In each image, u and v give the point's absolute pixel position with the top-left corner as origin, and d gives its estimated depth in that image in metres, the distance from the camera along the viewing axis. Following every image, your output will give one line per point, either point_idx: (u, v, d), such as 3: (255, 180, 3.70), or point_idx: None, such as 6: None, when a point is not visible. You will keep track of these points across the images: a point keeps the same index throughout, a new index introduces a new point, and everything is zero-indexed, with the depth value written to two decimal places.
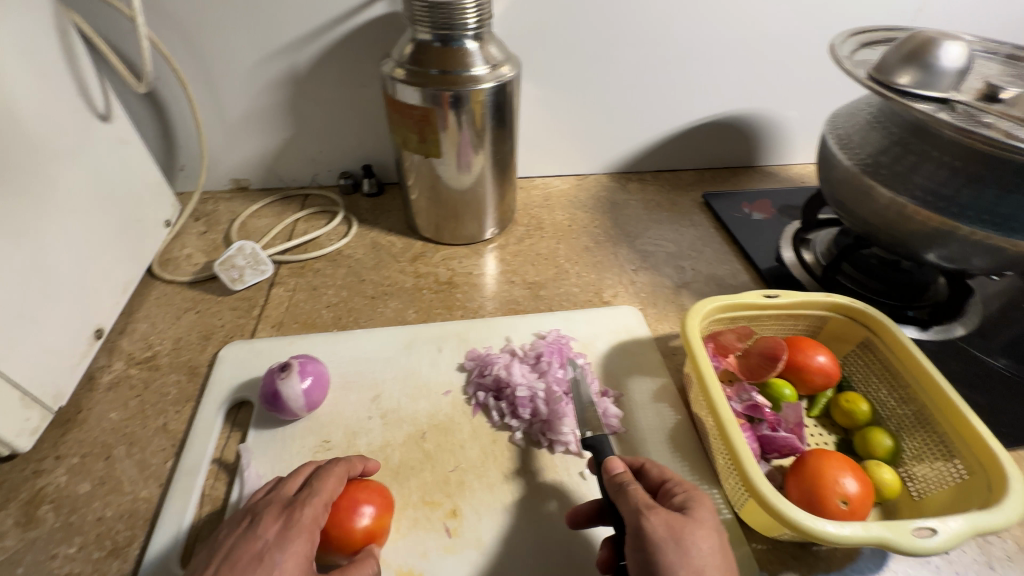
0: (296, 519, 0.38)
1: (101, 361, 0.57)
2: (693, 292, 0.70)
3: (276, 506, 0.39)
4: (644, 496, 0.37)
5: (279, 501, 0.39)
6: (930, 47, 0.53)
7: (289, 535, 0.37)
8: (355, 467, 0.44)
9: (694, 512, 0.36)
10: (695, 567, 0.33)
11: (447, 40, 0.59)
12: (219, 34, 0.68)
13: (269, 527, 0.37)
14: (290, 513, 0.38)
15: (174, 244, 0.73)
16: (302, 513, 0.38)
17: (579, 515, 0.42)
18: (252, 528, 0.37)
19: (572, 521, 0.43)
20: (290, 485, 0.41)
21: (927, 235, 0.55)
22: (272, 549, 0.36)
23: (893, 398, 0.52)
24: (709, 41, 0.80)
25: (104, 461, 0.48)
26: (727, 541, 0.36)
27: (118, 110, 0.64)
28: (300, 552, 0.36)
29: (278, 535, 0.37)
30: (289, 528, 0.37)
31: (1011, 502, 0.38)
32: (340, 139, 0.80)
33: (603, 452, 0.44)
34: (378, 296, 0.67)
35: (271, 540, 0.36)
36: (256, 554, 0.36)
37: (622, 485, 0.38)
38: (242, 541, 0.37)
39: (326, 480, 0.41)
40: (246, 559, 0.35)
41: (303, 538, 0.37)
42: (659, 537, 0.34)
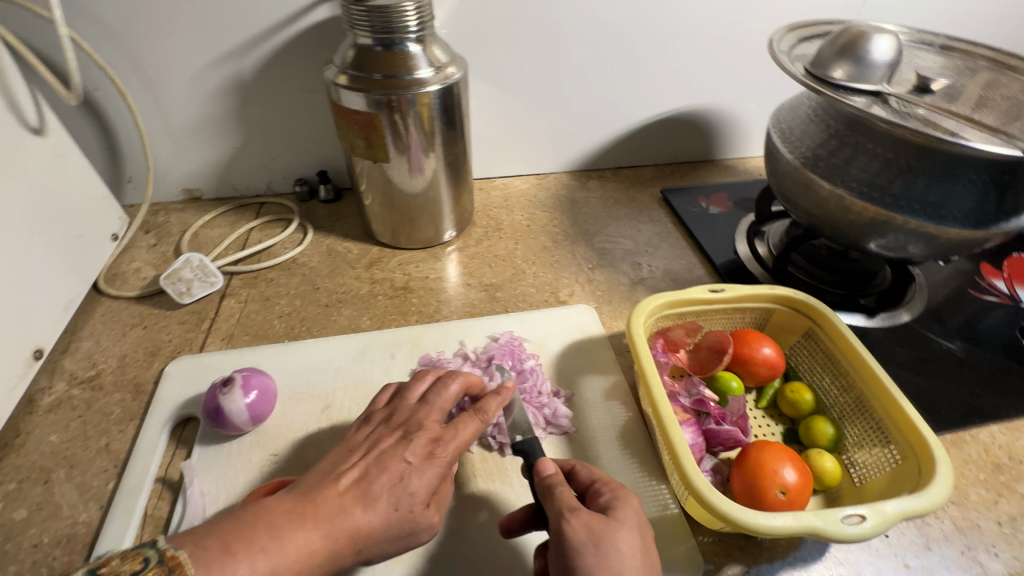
0: (440, 455, 0.41)
1: (42, 382, 0.56)
2: (649, 288, 0.70)
3: (424, 436, 0.41)
4: (569, 498, 0.37)
5: (430, 428, 0.42)
6: (862, 41, 0.54)
7: (430, 464, 0.40)
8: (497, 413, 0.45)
9: (617, 513, 0.37)
10: (613, 568, 0.34)
11: (388, 44, 0.58)
12: (158, 42, 0.66)
13: (415, 454, 0.40)
14: (435, 446, 0.41)
15: (123, 259, 0.71)
16: (446, 450, 0.41)
17: (512, 523, 0.42)
18: (403, 445, 0.40)
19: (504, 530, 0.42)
20: (438, 409, 0.44)
21: (865, 226, 0.56)
22: (412, 474, 0.39)
23: (836, 386, 0.53)
24: (661, 37, 0.80)
25: (41, 486, 0.47)
26: (649, 539, 0.37)
27: (53, 122, 0.62)
28: (431, 482, 0.40)
29: (420, 463, 0.40)
30: (430, 460, 0.40)
31: (939, 485, 0.40)
32: (293, 145, 0.79)
33: (534, 454, 0.44)
34: (332, 304, 0.66)
35: (413, 466, 0.39)
36: (401, 473, 0.39)
37: (549, 487, 0.39)
38: (392, 453, 0.40)
39: (470, 425, 0.43)
40: (390, 475, 0.39)
41: (437, 472, 0.40)
42: (580, 540, 0.35)
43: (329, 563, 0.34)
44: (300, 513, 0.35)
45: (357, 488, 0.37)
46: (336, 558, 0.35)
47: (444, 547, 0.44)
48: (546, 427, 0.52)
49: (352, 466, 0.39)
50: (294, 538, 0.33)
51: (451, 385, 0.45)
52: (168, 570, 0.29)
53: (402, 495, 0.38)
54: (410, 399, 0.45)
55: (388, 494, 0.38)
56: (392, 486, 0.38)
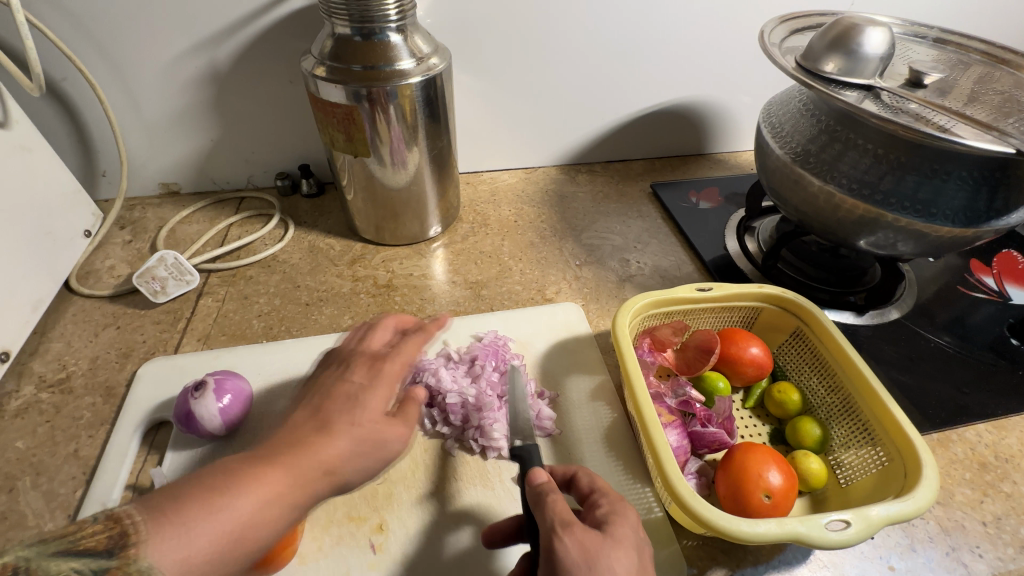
0: (384, 370, 0.40)
1: (9, 386, 0.54)
2: (637, 285, 0.69)
3: (364, 361, 0.41)
4: (562, 512, 0.36)
5: (368, 355, 0.42)
6: (855, 33, 0.52)
7: (377, 379, 0.39)
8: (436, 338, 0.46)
9: (614, 530, 0.35)
10: None
11: (368, 34, 0.56)
12: (129, 30, 0.64)
13: (358, 374, 0.40)
14: (375, 366, 0.41)
15: (96, 256, 0.69)
16: (387, 366, 0.41)
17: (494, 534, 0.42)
18: (342, 373, 0.40)
19: (487, 540, 0.42)
20: (372, 342, 0.45)
21: (855, 223, 0.55)
22: (361, 391, 0.38)
23: (823, 386, 0.52)
24: (650, 26, 0.78)
25: (6, 494, 0.45)
26: (646, 558, 0.35)
27: (17, 114, 0.59)
28: (385, 396, 0.38)
29: (367, 381, 0.39)
30: (376, 375, 0.39)
31: (924, 488, 0.39)
32: (272, 139, 0.76)
33: (530, 461, 0.42)
34: (313, 303, 0.64)
35: (361, 384, 0.38)
36: (349, 392, 0.37)
37: (541, 499, 0.37)
38: (335, 382, 0.39)
39: (409, 346, 0.43)
40: (341, 394, 0.37)
41: (386, 386, 0.39)
42: (573, 561, 0.33)
43: (300, 494, 0.30)
44: (253, 458, 0.31)
45: (313, 415, 0.35)
46: (309, 487, 0.31)
47: (425, 551, 0.43)
48: None
49: (303, 404, 0.37)
50: (249, 481, 0.29)
51: (379, 323, 0.47)
52: (113, 539, 0.26)
53: (358, 410, 0.36)
54: (345, 345, 0.45)
55: (342, 413, 0.35)
56: (343, 405, 0.36)
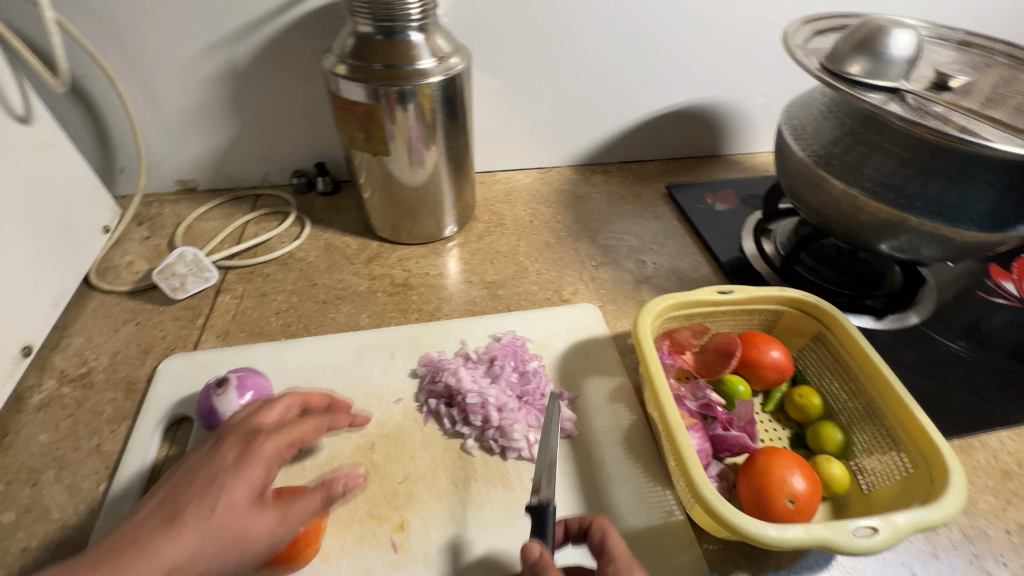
0: (258, 449, 0.38)
1: (31, 380, 0.54)
2: (654, 286, 0.69)
3: (242, 433, 0.39)
4: None
5: (251, 426, 0.40)
6: (880, 35, 0.52)
7: (247, 461, 0.37)
8: (343, 422, 0.46)
9: None
10: None
11: (390, 33, 0.56)
12: (148, 27, 0.64)
13: (229, 453, 0.37)
14: (251, 442, 0.38)
15: (115, 251, 0.70)
16: (263, 445, 0.38)
17: None
18: (212, 451, 0.38)
19: None
20: (264, 414, 0.41)
21: (878, 227, 0.55)
22: (225, 474, 0.36)
23: (845, 391, 0.52)
24: (668, 25, 0.78)
25: (30, 488, 0.46)
26: None
27: (39, 110, 0.59)
28: (254, 481, 0.36)
29: (234, 463, 0.37)
30: (246, 455, 0.37)
31: (952, 496, 0.39)
32: (288, 136, 0.77)
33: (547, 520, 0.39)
34: (330, 301, 0.64)
35: (227, 465, 0.36)
36: (211, 475, 0.36)
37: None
38: (200, 462, 0.37)
39: (305, 423, 0.42)
40: (201, 479, 0.35)
41: (258, 469, 0.37)
42: None
43: None
44: (86, 561, 0.30)
45: (166, 505, 0.34)
46: None
47: (447, 551, 0.43)
48: None
49: (163, 486, 0.36)
50: None
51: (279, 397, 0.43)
52: None
53: (215, 500, 0.34)
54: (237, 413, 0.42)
55: (194, 501, 0.34)
56: (198, 491, 0.35)
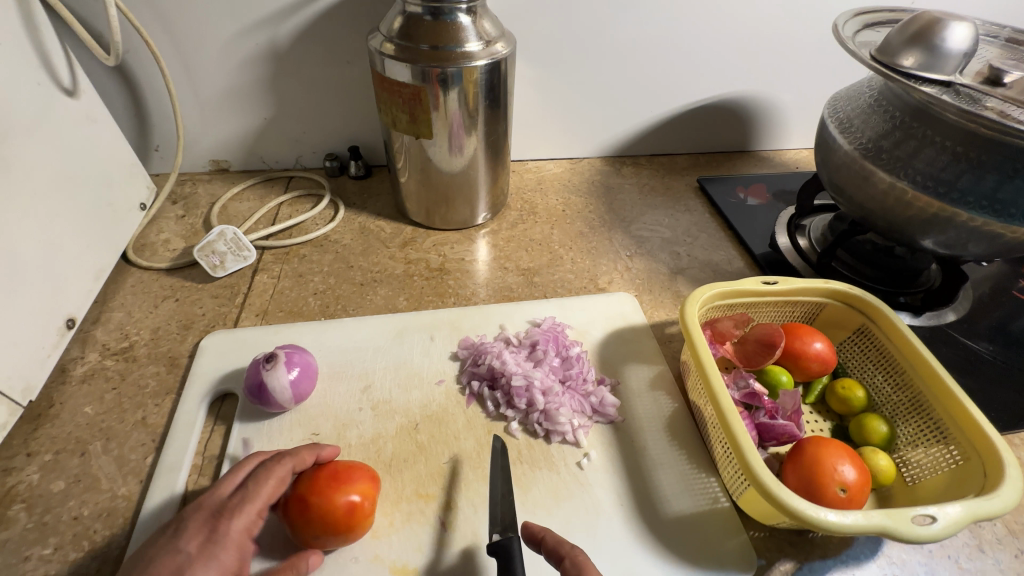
0: (222, 533, 0.37)
1: (74, 352, 0.54)
2: (689, 278, 0.69)
3: (204, 514, 0.38)
4: None
5: (209, 505, 0.38)
6: (936, 28, 0.52)
7: (215, 550, 0.36)
8: (306, 464, 0.42)
9: None
10: None
11: (438, 13, 0.56)
12: (192, 5, 0.64)
13: (192, 539, 0.37)
14: (216, 525, 0.37)
15: (150, 229, 0.70)
16: (229, 528, 0.37)
17: None
18: (177, 537, 0.37)
19: None
20: (225, 487, 0.40)
21: (924, 222, 0.55)
22: (195, 565, 0.35)
23: (888, 384, 0.52)
24: (708, 16, 0.77)
25: (79, 457, 0.46)
26: None
27: (84, 84, 0.59)
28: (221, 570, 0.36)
29: (200, 551, 0.36)
30: (214, 542, 0.37)
31: (1009, 487, 0.39)
32: (324, 119, 0.76)
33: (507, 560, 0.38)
34: (367, 283, 0.65)
35: (194, 555, 0.36)
36: (180, 568, 0.35)
37: None
38: (164, 552, 0.36)
39: (267, 481, 0.40)
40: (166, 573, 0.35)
41: (229, 554, 0.37)
42: None
43: None
44: None
45: None
46: None
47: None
48: (592, 416, 0.51)
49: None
50: None
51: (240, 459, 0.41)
52: None
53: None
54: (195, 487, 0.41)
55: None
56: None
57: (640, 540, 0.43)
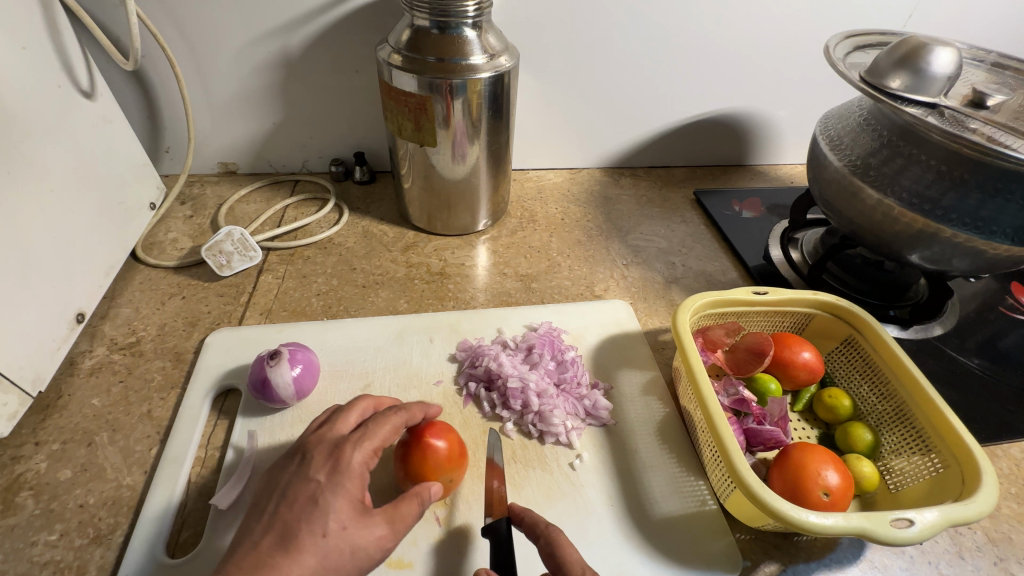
0: (346, 464, 0.39)
1: (82, 346, 0.56)
2: (683, 287, 0.71)
3: (325, 449, 0.40)
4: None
5: (331, 440, 0.41)
6: (922, 52, 0.54)
7: (342, 478, 0.38)
8: (417, 416, 0.45)
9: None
10: None
11: (445, 27, 0.58)
12: (208, 13, 0.66)
13: (319, 469, 0.39)
14: (339, 458, 0.39)
15: (159, 228, 0.71)
16: (351, 458, 0.39)
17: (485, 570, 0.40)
18: (304, 469, 0.39)
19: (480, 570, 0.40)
20: (344, 426, 0.42)
21: (911, 238, 0.57)
22: (324, 493, 0.37)
23: (874, 394, 0.54)
24: (707, 34, 0.79)
25: (85, 448, 0.47)
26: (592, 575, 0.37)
27: (101, 87, 0.61)
28: (351, 495, 0.37)
29: (329, 480, 0.38)
30: (340, 471, 0.38)
31: (984, 494, 0.40)
32: (331, 126, 0.79)
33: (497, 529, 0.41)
34: (369, 285, 0.66)
35: (323, 483, 0.38)
36: (311, 495, 0.37)
37: None
38: (295, 480, 0.38)
39: (384, 424, 0.42)
40: (301, 499, 0.37)
41: (353, 483, 0.38)
42: None
43: None
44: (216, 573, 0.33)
45: (275, 527, 0.36)
46: None
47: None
48: (585, 418, 0.52)
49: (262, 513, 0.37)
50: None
51: (352, 403, 0.44)
52: None
53: (322, 522, 0.35)
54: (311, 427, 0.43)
55: (303, 524, 0.35)
56: (302, 513, 0.36)
57: (629, 538, 0.45)
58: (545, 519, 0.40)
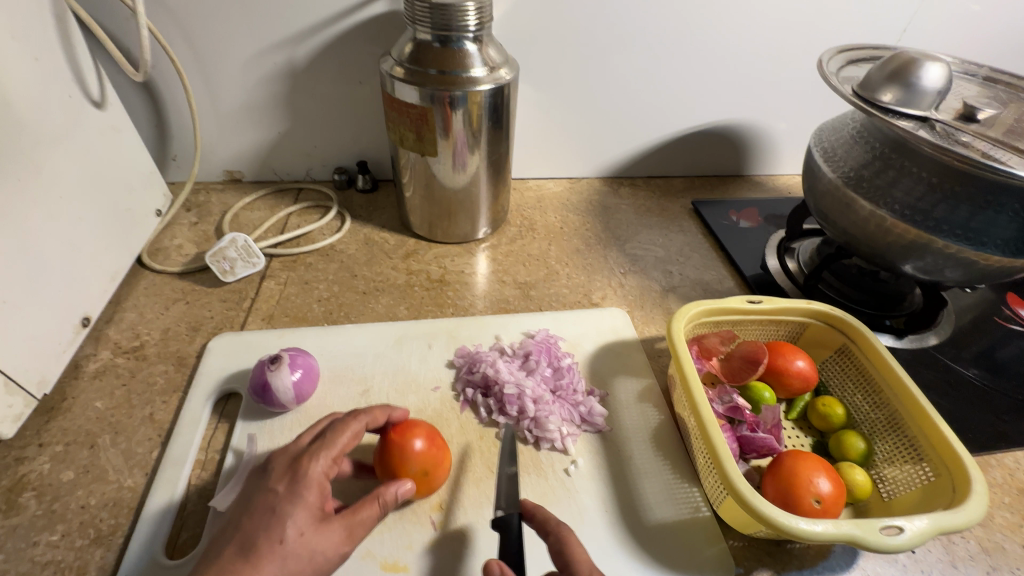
0: (303, 475, 0.38)
1: (87, 349, 0.57)
2: (680, 296, 0.71)
3: (285, 460, 0.40)
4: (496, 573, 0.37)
5: (292, 450, 0.41)
6: (913, 67, 0.55)
7: (300, 488, 0.38)
8: (378, 419, 0.45)
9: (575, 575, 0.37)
10: None
11: (447, 41, 0.59)
12: (217, 26, 0.68)
13: (279, 480, 0.39)
14: (297, 469, 0.39)
15: (164, 234, 0.73)
16: (309, 469, 0.39)
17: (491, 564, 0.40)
18: (265, 479, 0.39)
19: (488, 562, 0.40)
20: (307, 437, 0.42)
21: (903, 248, 0.57)
22: (284, 503, 0.37)
23: (867, 403, 0.54)
24: (705, 48, 0.81)
25: (88, 450, 0.48)
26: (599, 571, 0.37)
27: (111, 97, 0.63)
28: (310, 505, 0.38)
29: (287, 491, 0.38)
30: (298, 481, 0.38)
31: (974, 502, 0.40)
32: (335, 135, 0.80)
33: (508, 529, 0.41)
34: (369, 292, 0.67)
35: (281, 494, 0.38)
36: (270, 505, 0.37)
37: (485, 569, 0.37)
38: (256, 492, 0.38)
39: (343, 432, 0.42)
40: (261, 510, 0.37)
41: (312, 493, 0.38)
42: None
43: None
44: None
45: (236, 536, 0.36)
46: None
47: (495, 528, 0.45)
48: (581, 424, 0.53)
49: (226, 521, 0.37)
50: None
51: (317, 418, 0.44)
52: None
53: (280, 531, 0.36)
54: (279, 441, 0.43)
55: (261, 533, 0.36)
56: (262, 523, 0.36)
57: (622, 544, 0.45)
58: (555, 516, 0.41)
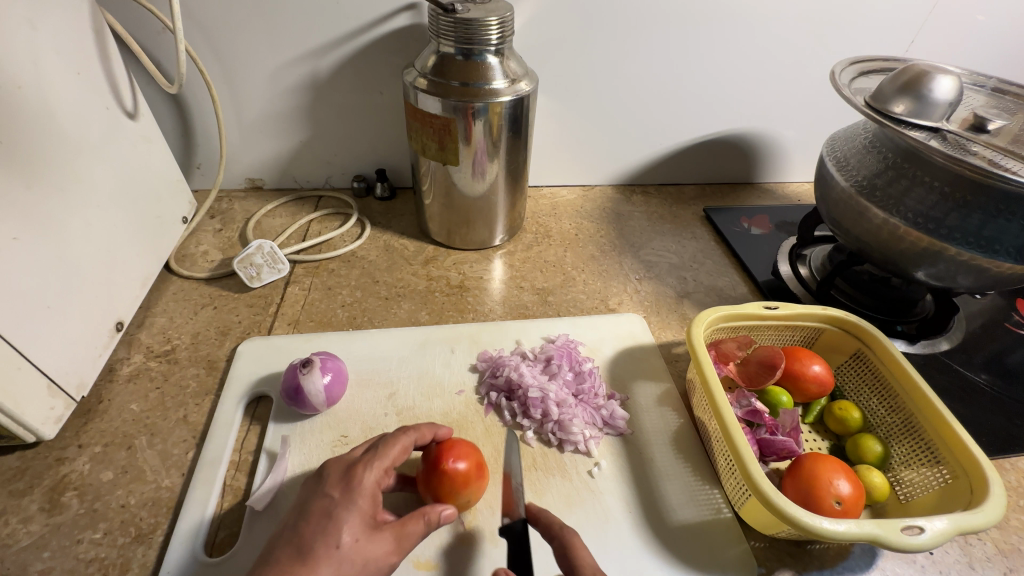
0: (358, 483, 0.41)
1: (121, 353, 0.58)
2: (695, 302, 0.73)
3: (339, 468, 0.42)
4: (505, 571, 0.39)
5: (346, 459, 0.43)
6: (924, 80, 0.57)
7: (355, 495, 0.40)
8: (426, 437, 0.47)
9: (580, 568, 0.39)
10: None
11: (469, 54, 0.61)
12: (244, 39, 0.70)
13: (334, 487, 0.41)
14: (351, 477, 0.41)
15: (189, 241, 0.74)
16: (363, 478, 0.41)
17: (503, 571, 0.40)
18: (321, 485, 0.41)
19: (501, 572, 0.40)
20: (359, 448, 0.45)
21: (916, 255, 0.59)
22: (339, 508, 0.39)
23: (883, 407, 0.55)
24: (715, 59, 0.83)
25: (126, 451, 0.49)
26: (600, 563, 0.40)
27: (143, 107, 0.65)
28: (362, 513, 0.39)
29: (342, 497, 0.40)
30: (353, 489, 0.40)
31: (991, 503, 0.42)
32: (354, 143, 0.82)
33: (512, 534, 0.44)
34: (391, 297, 0.69)
35: (337, 499, 0.39)
36: (326, 510, 0.39)
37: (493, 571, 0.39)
38: (312, 497, 0.40)
39: (394, 445, 0.44)
40: (317, 514, 0.39)
41: (365, 501, 0.40)
42: None
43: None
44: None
45: (294, 539, 0.37)
46: None
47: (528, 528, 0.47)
48: (603, 428, 0.54)
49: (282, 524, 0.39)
50: None
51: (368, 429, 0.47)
52: None
53: (336, 535, 0.37)
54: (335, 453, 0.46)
55: (318, 537, 0.37)
56: (319, 527, 0.38)
57: (646, 543, 0.46)
58: (560, 521, 0.43)
